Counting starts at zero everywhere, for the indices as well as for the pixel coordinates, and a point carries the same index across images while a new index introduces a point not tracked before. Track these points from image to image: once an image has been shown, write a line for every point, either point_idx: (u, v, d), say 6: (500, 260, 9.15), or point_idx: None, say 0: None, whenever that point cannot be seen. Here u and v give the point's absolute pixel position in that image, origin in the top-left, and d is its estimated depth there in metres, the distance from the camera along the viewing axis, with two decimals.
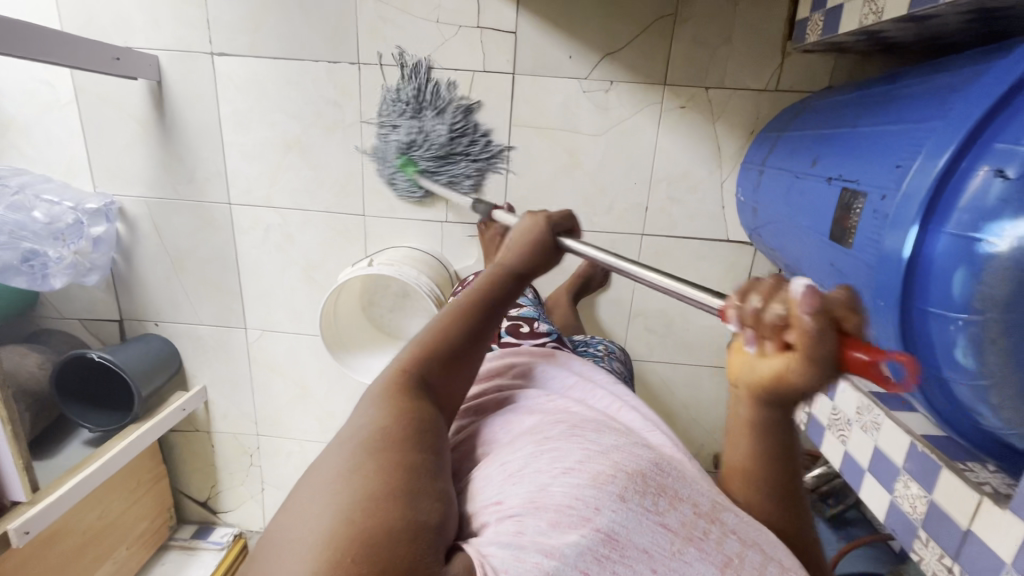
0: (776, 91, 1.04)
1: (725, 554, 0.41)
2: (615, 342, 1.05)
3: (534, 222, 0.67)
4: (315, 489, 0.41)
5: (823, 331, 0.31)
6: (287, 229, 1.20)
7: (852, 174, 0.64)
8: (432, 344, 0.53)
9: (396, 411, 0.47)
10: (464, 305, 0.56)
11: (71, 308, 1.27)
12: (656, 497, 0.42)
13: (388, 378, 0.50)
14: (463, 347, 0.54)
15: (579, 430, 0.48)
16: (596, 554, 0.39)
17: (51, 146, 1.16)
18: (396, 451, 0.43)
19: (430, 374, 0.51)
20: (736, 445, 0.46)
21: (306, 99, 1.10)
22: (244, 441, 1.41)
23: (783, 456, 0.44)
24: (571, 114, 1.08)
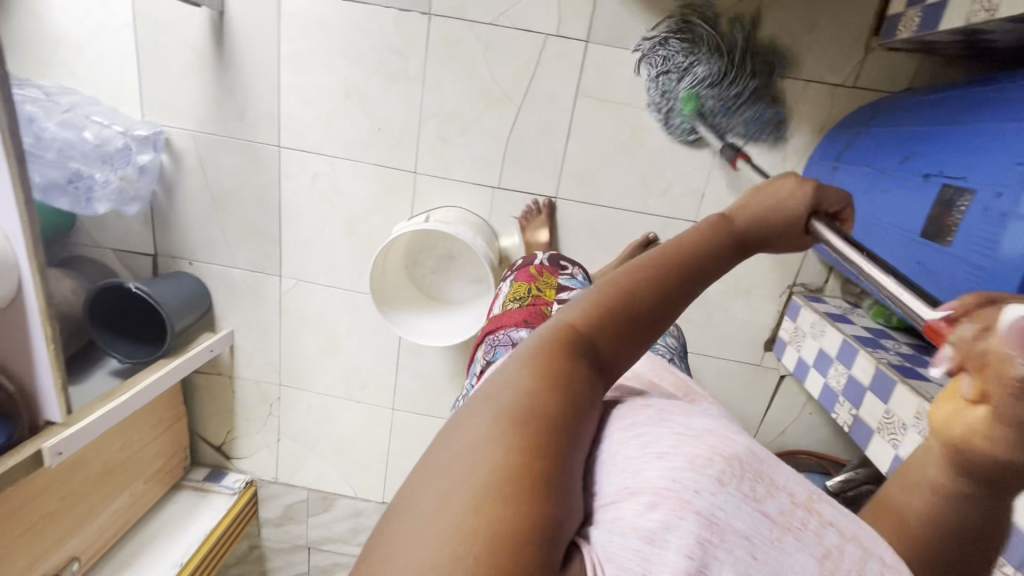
0: (853, 88, 1.02)
1: (825, 547, 0.37)
2: (675, 323, 1.04)
3: (792, 193, 0.47)
4: (450, 453, 0.33)
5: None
6: (335, 179, 1.18)
7: (956, 171, 0.63)
8: (605, 299, 0.40)
9: (551, 374, 0.36)
10: (661, 269, 0.42)
11: (106, 238, 1.26)
12: (759, 483, 0.38)
13: (554, 329, 0.39)
14: (644, 315, 0.41)
15: (669, 415, 0.43)
16: (702, 539, 0.33)
17: (102, 68, 1.13)
18: (541, 423, 0.34)
19: (603, 335, 0.39)
20: (913, 498, 0.42)
21: (370, 46, 1.07)
22: (265, 389, 1.41)
23: (965, 532, 0.40)
24: (640, 90, 1.06)
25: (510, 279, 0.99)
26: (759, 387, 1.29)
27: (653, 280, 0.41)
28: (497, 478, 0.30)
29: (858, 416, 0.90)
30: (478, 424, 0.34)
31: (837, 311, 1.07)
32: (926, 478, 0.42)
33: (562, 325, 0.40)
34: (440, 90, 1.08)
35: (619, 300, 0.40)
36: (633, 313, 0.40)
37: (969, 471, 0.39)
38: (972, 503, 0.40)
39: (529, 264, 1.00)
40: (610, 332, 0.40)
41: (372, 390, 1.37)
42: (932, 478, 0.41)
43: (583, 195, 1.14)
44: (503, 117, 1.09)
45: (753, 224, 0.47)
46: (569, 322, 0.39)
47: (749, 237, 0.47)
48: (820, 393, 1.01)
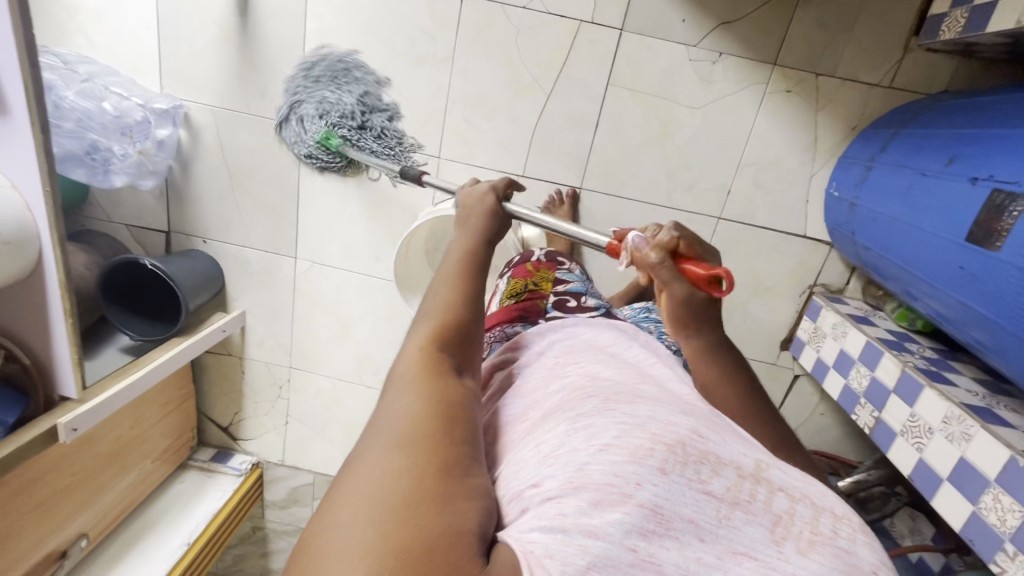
0: (889, 88, 1.01)
1: (774, 517, 0.36)
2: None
3: (478, 199, 0.63)
4: (342, 492, 0.35)
5: (660, 261, 0.53)
6: (356, 161, 1.16)
7: (1008, 175, 0.62)
8: (447, 322, 0.48)
9: (425, 392, 0.41)
10: (472, 286, 0.51)
11: (120, 213, 1.23)
12: (699, 464, 0.37)
13: (416, 363, 0.44)
14: (475, 326, 0.49)
15: (614, 403, 0.41)
16: (643, 530, 0.34)
17: (120, 36, 1.10)
18: (425, 432, 0.37)
19: (451, 355, 0.46)
20: (695, 378, 0.54)
21: (399, 27, 1.04)
22: (275, 371, 1.39)
23: (728, 375, 0.52)
24: (672, 82, 1.04)
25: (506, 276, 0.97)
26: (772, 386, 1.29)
27: (461, 297, 0.50)
28: (392, 491, 0.33)
29: (881, 418, 0.90)
30: (373, 461, 0.36)
31: (859, 312, 1.07)
32: (687, 354, 0.54)
33: (421, 357, 0.44)
34: (469, 74, 1.06)
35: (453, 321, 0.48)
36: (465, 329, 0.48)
37: (686, 324, 0.53)
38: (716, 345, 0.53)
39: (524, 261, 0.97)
40: (454, 347, 0.46)
41: (383, 376, 1.37)
42: (688, 351, 0.54)
43: (608, 186, 1.13)
44: (532, 104, 1.07)
45: (484, 229, 0.59)
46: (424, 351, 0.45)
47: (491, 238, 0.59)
48: (840, 394, 1.01)
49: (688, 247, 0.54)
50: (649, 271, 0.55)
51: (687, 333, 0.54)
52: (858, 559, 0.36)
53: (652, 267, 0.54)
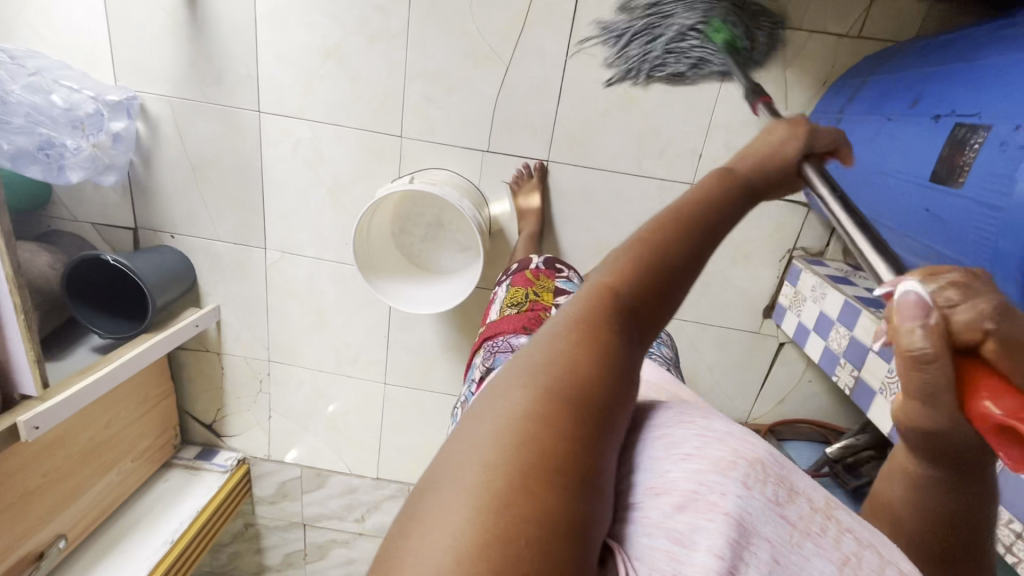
0: (858, 39, 0.97)
1: (843, 554, 0.34)
2: (663, 333, 0.98)
3: (789, 141, 0.53)
4: (488, 418, 0.31)
5: (935, 357, 0.38)
6: (318, 144, 1.13)
7: (970, 108, 0.58)
8: (643, 266, 0.40)
9: (599, 328, 0.36)
10: (688, 232, 0.43)
11: (84, 211, 1.21)
12: (783, 490, 0.35)
13: (590, 293, 0.39)
14: (670, 286, 0.41)
15: (691, 417, 0.40)
16: (731, 540, 0.31)
17: (70, 29, 1.07)
18: (593, 383, 0.34)
19: (635, 303, 0.39)
20: (893, 488, 0.48)
21: (350, 2, 1.02)
22: (254, 366, 1.38)
23: (949, 517, 0.44)
24: (634, 44, 1.01)
25: (506, 283, 0.99)
26: (758, 356, 1.26)
27: (680, 240, 0.42)
28: (534, 430, 0.30)
29: (860, 376, 0.87)
30: (523, 399, 0.32)
31: (838, 273, 1.04)
32: (904, 471, 0.47)
33: (599, 290, 0.39)
34: (425, 47, 1.03)
35: (653, 267, 0.40)
36: (661, 282, 0.41)
37: (926, 451, 0.44)
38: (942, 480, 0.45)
39: (525, 269, 0.98)
40: (642, 297, 0.39)
41: (362, 364, 1.35)
42: (907, 470, 0.47)
43: (576, 157, 1.10)
44: (491, 75, 1.04)
45: (755, 173, 0.50)
46: (604, 279, 0.39)
47: (756, 185, 0.50)
48: (820, 357, 0.99)
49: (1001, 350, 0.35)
50: (896, 336, 0.42)
51: (923, 458, 0.45)
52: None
53: (908, 356, 0.40)
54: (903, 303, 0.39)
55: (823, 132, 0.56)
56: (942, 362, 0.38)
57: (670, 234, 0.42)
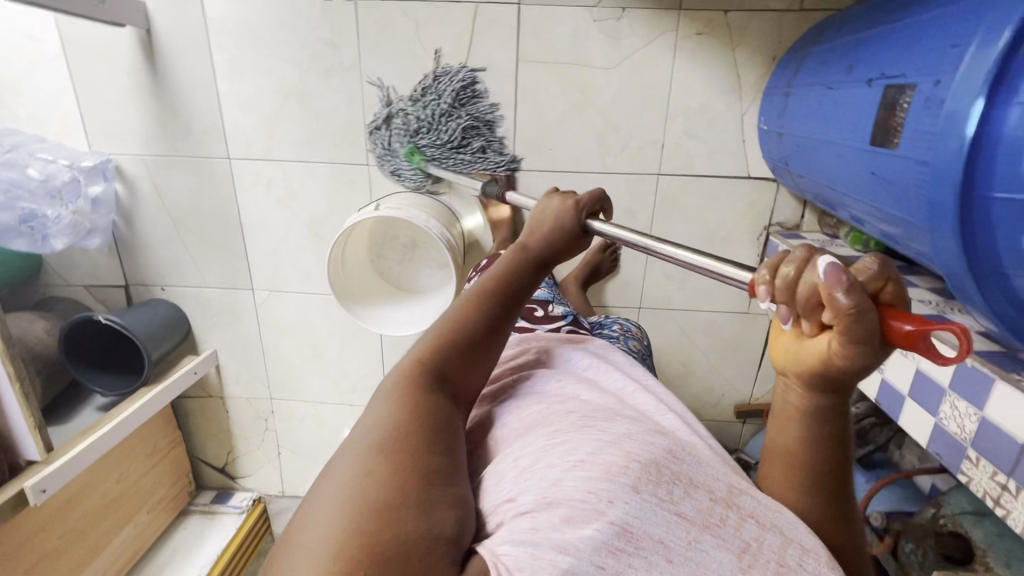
0: (800, 12, 0.98)
1: (741, 541, 0.39)
2: (631, 323, 1.03)
3: (563, 210, 0.63)
4: (326, 491, 0.40)
5: (857, 306, 0.33)
6: (290, 183, 1.16)
7: (898, 69, 0.59)
8: (449, 333, 0.52)
9: (412, 404, 0.46)
10: (490, 301, 0.54)
11: (76, 275, 1.25)
12: (679, 491, 0.40)
13: (406, 370, 0.49)
14: (479, 341, 0.52)
15: (590, 422, 0.46)
16: (613, 548, 0.37)
17: (43, 104, 1.11)
18: (407, 446, 0.42)
19: (446, 364, 0.50)
20: (783, 433, 0.45)
21: (301, 43, 1.04)
22: (258, 405, 1.40)
23: (837, 441, 0.43)
24: (581, 47, 1.02)
25: (478, 283, 0.94)
26: (750, 336, 1.25)
27: (481, 310, 0.53)
28: (368, 487, 0.39)
29: None
30: (354, 467, 0.40)
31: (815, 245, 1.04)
32: (794, 408, 0.44)
33: (414, 365, 0.49)
34: (379, 77, 1.06)
35: (454, 335, 0.51)
36: (467, 342, 0.52)
37: (815, 386, 0.41)
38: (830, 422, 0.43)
39: (497, 266, 0.93)
40: (449, 359, 0.50)
41: (362, 392, 1.36)
42: (797, 405, 0.43)
43: (541, 162, 1.11)
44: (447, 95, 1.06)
45: (542, 243, 0.61)
46: (414, 362, 0.49)
47: (546, 255, 0.60)
48: None
49: (891, 294, 0.35)
50: (801, 311, 0.37)
51: (813, 393, 0.42)
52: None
53: (836, 312, 0.34)
54: (823, 270, 0.34)
55: (592, 195, 0.66)
56: (871, 307, 0.33)
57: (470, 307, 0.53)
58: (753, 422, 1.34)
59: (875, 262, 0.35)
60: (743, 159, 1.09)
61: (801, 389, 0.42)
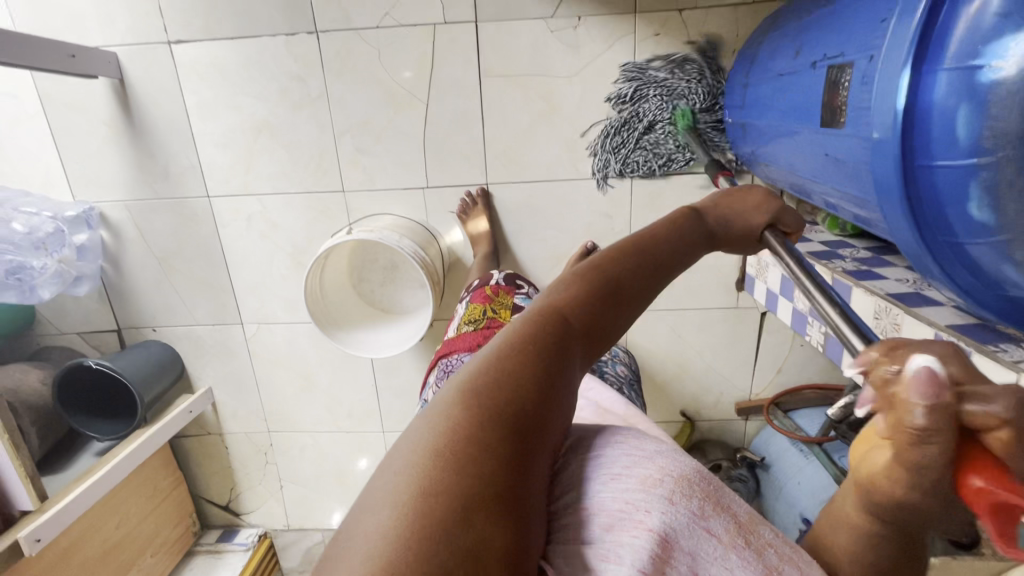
0: (753, 4, 0.98)
1: (764, 565, 0.36)
2: (619, 349, 1.03)
3: (760, 207, 0.59)
4: (434, 424, 0.34)
5: (930, 428, 0.28)
6: (269, 216, 1.17)
7: (836, 49, 0.58)
8: (596, 282, 0.45)
9: (546, 342, 0.40)
10: (631, 273, 0.47)
11: (69, 323, 1.27)
12: (713, 507, 0.37)
13: (541, 306, 0.43)
14: (626, 297, 0.46)
15: (620, 434, 0.43)
16: (656, 556, 0.34)
17: (26, 159, 1.15)
18: (526, 395, 0.36)
19: (587, 311, 0.43)
20: (837, 537, 0.40)
21: (269, 78, 1.07)
22: (256, 439, 1.40)
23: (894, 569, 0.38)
24: (541, 57, 1.04)
25: (466, 300, 0.99)
26: (743, 331, 1.23)
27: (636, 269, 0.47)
28: (480, 434, 0.33)
29: (829, 332, 0.84)
30: (461, 405, 0.35)
31: (794, 233, 1.02)
32: (845, 518, 0.39)
33: (550, 304, 0.43)
34: (346, 104, 1.07)
35: (600, 283, 0.45)
36: (611, 293, 0.45)
37: (880, 515, 0.36)
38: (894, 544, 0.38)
39: (485, 285, 0.98)
40: (590, 309, 0.44)
41: (358, 417, 1.36)
42: (850, 517, 0.38)
43: (513, 174, 1.12)
44: (415, 117, 1.08)
45: (721, 228, 0.57)
46: (558, 301, 0.43)
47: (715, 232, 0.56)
48: (791, 319, 0.96)
49: (1008, 442, 0.27)
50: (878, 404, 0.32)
51: (879, 520, 0.36)
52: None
53: (900, 422, 0.29)
54: (915, 369, 0.28)
55: (789, 213, 0.59)
56: (943, 439, 0.28)
57: (620, 276, 0.46)
58: (757, 419, 1.31)
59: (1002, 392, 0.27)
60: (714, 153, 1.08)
61: (856, 503, 0.38)
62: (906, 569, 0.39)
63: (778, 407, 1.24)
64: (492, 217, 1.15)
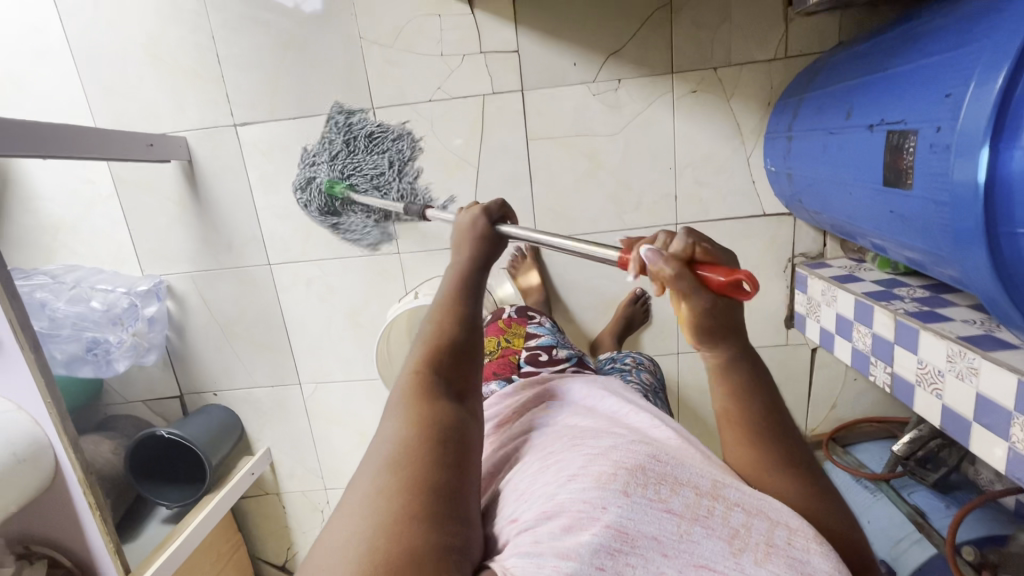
0: (786, 59, 1.03)
1: (732, 529, 0.36)
2: (644, 356, 1.01)
3: (472, 221, 0.57)
4: (337, 542, 0.33)
5: (677, 271, 0.39)
6: (327, 279, 1.22)
7: (895, 115, 0.63)
8: (433, 342, 0.46)
9: (422, 418, 0.40)
10: (462, 301, 0.50)
11: (134, 392, 1.32)
12: (663, 485, 0.37)
13: (405, 383, 0.43)
14: (463, 344, 0.47)
15: (578, 439, 0.44)
16: (610, 550, 0.35)
17: (99, 239, 1.21)
18: (423, 478, 0.36)
19: (442, 371, 0.44)
20: (715, 390, 0.45)
21: (327, 153, 1.13)
22: (313, 497, 1.41)
23: (760, 392, 0.43)
24: (584, 119, 1.09)
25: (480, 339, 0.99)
26: (795, 367, 1.24)
27: (462, 320, 0.48)
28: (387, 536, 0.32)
29: (895, 373, 0.85)
30: (363, 513, 0.34)
31: (843, 272, 1.04)
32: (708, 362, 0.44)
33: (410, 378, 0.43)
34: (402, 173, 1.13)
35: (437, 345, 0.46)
36: (450, 349, 0.46)
37: (712, 337, 0.42)
38: (749, 378, 0.43)
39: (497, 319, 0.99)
40: (443, 367, 0.45)
41: None
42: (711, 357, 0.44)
43: (562, 228, 1.16)
44: (466, 181, 1.13)
45: (469, 251, 0.54)
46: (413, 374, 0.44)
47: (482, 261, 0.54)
48: (851, 358, 0.97)
49: (706, 253, 0.40)
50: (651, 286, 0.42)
51: (715, 341, 0.43)
52: (811, 566, 0.34)
53: (668, 280, 0.40)
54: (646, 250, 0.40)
55: (495, 202, 0.60)
56: (688, 270, 0.39)
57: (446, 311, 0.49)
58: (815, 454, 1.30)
59: (688, 228, 0.41)
60: (755, 197, 1.12)
61: (699, 344, 0.43)
62: (768, 399, 0.43)
63: (837, 443, 1.23)
64: (543, 270, 1.19)
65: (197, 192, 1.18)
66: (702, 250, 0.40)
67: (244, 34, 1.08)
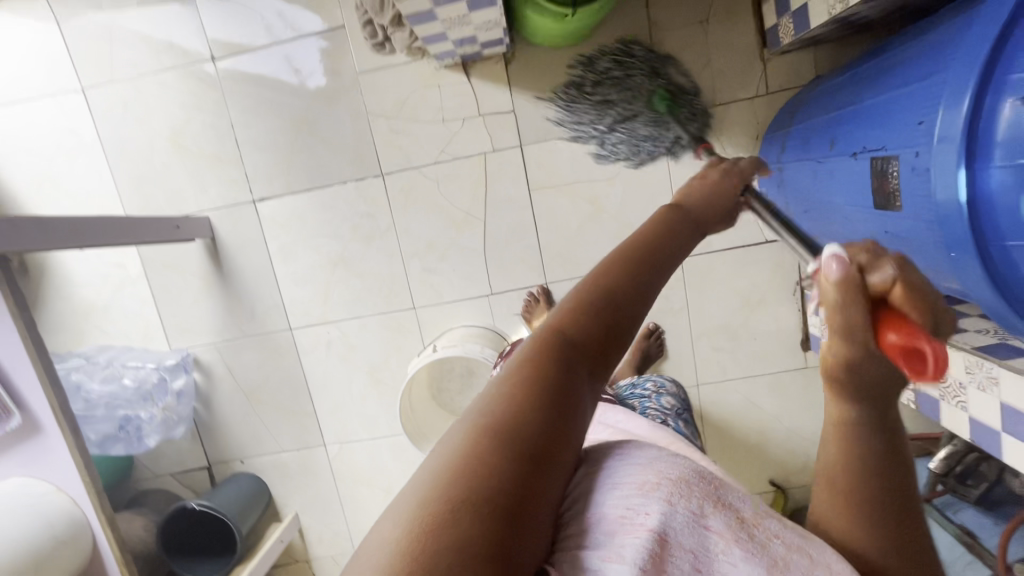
0: (768, 94, 1.09)
1: (771, 557, 0.31)
2: (666, 377, 0.98)
3: (726, 179, 0.54)
4: (443, 455, 0.29)
5: (848, 296, 0.31)
6: (347, 339, 1.26)
7: (876, 143, 0.66)
8: (592, 290, 0.39)
9: (557, 361, 0.34)
10: (642, 247, 0.43)
11: (164, 465, 1.34)
12: (708, 501, 0.34)
13: (550, 322, 0.37)
14: (628, 301, 0.39)
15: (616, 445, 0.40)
16: (654, 556, 0.30)
17: (129, 319, 1.27)
18: (536, 423, 0.31)
19: (594, 325, 0.37)
20: (824, 461, 0.36)
21: (342, 219, 1.19)
22: (343, 562, 1.39)
23: (891, 493, 0.33)
24: (582, 166, 1.15)
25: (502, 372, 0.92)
26: (817, 390, 1.23)
27: (632, 266, 0.41)
28: (487, 466, 0.28)
29: (918, 389, 0.85)
30: (472, 435, 0.30)
31: None
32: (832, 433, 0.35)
33: (557, 320, 0.37)
34: (413, 232, 1.19)
35: (599, 295, 0.38)
36: (614, 304, 0.38)
37: (858, 407, 0.33)
38: (884, 452, 0.34)
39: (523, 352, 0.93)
40: (599, 324, 0.37)
41: None
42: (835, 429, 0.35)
43: (570, 271, 1.19)
44: (475, 234, 1.18)
45: (699, 204, 0.51)
46: (561, 316, 0.37)
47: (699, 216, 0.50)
48: None
49: (903, 298, 0.30)
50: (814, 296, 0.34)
51: (852, 412, 0.34)
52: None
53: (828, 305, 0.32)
54: (826, 253, 0.32)
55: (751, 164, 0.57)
56: (862, 302, 0.31)
57: (623, 274, 0.40)
58: None
59: (894, 259, 0.31)
60: (755, 225, 1.15)
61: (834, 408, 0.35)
62: (895, 510, 0.33)
63: None
64: None
65: (220, 265, 1.24)
66: (908, 288, 0.30)
67: (261, 118, 1.16)
